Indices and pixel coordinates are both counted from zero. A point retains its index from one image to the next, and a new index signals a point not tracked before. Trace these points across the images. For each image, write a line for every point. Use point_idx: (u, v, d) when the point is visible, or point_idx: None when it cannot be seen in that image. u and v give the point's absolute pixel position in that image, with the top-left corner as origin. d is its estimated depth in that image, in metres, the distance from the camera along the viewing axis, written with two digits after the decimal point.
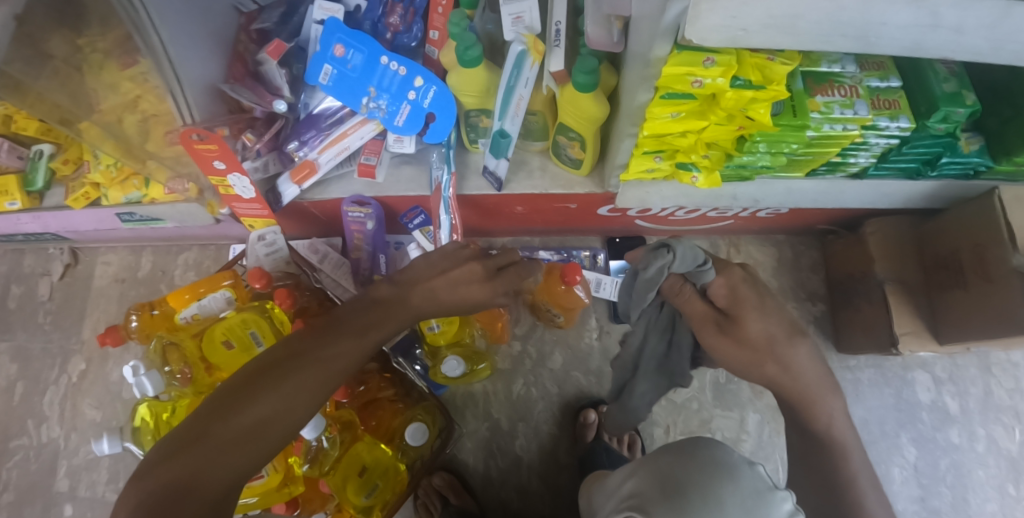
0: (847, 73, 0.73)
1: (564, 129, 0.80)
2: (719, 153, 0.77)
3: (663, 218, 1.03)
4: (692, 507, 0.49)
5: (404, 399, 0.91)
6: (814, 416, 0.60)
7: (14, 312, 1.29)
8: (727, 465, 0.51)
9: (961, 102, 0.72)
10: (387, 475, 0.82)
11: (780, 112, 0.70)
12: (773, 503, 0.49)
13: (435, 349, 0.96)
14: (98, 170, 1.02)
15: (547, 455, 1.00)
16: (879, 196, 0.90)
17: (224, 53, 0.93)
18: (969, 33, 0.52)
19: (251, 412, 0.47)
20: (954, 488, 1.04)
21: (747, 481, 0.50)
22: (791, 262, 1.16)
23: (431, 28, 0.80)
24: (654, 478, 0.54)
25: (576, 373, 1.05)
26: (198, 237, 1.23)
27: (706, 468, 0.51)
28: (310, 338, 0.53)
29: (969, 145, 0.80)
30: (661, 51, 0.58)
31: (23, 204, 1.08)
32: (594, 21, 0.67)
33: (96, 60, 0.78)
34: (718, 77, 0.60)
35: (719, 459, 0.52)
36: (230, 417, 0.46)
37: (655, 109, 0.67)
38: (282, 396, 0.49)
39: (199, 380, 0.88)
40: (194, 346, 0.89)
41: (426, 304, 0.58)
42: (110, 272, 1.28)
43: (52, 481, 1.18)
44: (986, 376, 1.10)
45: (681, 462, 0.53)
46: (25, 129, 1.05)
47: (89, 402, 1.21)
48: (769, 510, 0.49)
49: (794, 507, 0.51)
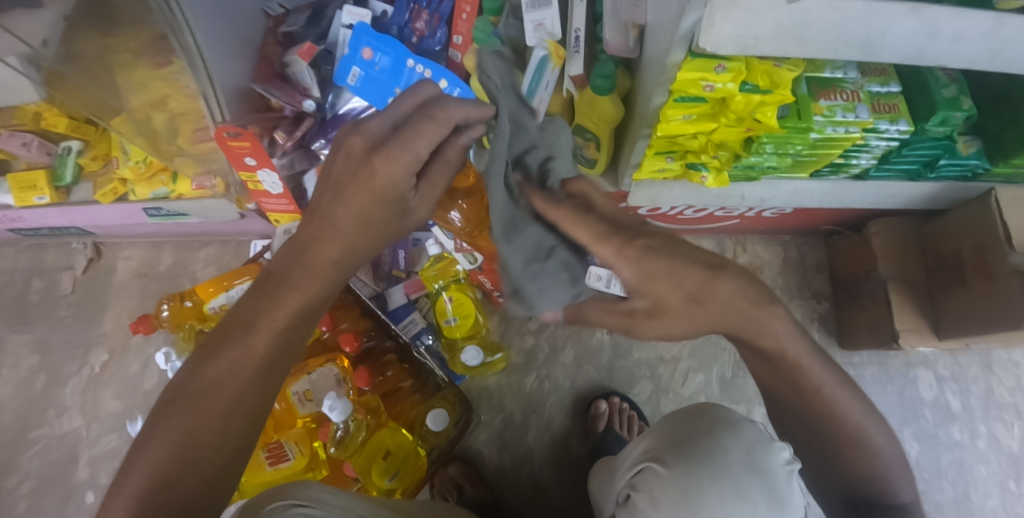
0: (850, 79, 0.77)
1: (581, 130, 0.84)
2: (728, 153, 0.81)
3: (672, 217, 1.08)
4: (700, 447, 0.60)
5: (421, 391, 0.95)
6: None
7: (35, 304, 1.32)
8: (731, 421, 0.62)
9: (959, 106, 0.75)
10: (408, 462, 0.85)
11: (786, 115, 0.74)
12: (773, 451, 0.59)
13: (452, 340, 1.02)
14: (127, 166, 1.05)
15: (559, 447, 1.04)
16: (881, 197, 0.94)
17: (252, 55, 0.97)
18: (965, 42, 0.57)
19: (144, 474, 0.40)
20: (955, 483, 1.08)
21: (748, 434, 0.60)
22: (796, 261, 1.19)
23: (455, 33, 0.84)
24: (669, 432, 0.64)
25: (587, 366, 1.08)
26: (219, 232, 1.27)
27: (710, 424, 0.62)
28: (195, 369, 0.45)
29: (967, 148, 0.84)
30: (676, 57, 0.62)
31: (51, 199, 1.11)
32: (612, 27, 0.72)
33: (129, 59, 0.79)
34: (728, 82, 0.64)
35: (721, 417, 0.63)
36: (126, 492, 0.40)
37: (669, 111, 0.71)
38: (178, 443, 0.42)
39: None
40: None
41: (333, 248, 0.48)
42: (131, 266, 1.31)
43: (73, 470, 1.21)
44: (987, 374, 1.13)
45: (687, 421, 0.64)
46: (55, 126, 1.05)
47: (110, 393, 1.24)
48: (768, 456, 0.59)
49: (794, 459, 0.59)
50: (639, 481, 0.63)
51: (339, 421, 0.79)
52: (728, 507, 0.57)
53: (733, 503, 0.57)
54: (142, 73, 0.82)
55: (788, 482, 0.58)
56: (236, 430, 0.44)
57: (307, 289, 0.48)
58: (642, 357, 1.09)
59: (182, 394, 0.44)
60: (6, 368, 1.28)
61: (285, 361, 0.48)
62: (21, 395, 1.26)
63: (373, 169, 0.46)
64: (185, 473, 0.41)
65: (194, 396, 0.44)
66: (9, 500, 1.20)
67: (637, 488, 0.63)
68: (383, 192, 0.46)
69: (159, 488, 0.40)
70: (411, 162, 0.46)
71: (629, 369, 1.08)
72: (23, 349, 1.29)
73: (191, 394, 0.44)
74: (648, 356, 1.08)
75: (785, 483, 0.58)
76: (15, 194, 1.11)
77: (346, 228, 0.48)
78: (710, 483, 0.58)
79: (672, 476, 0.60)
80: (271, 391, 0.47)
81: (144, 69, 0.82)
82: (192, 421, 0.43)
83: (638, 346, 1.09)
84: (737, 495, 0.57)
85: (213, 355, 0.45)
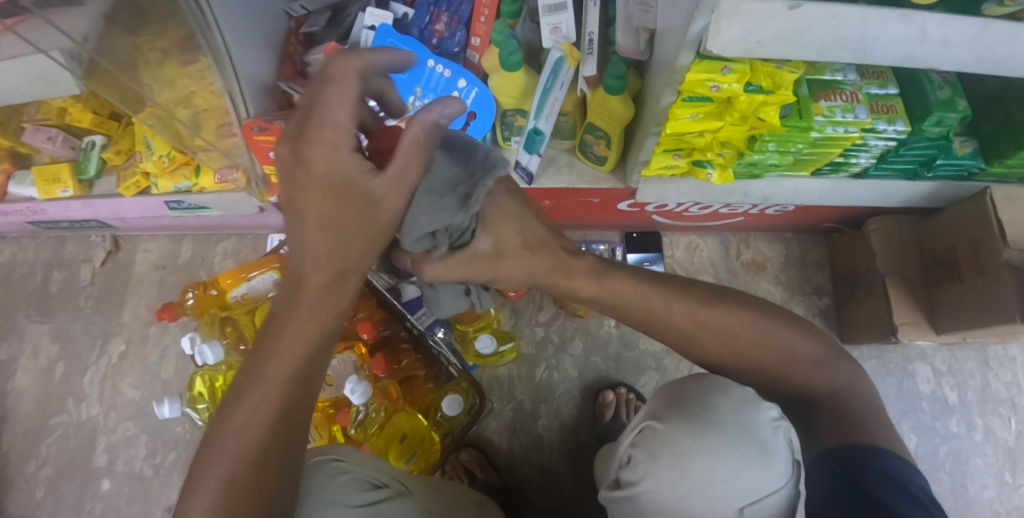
0: (848, 81, 0.81)
1: (592, 128, 0.88)
2: (732, 151, 0.85)
3: (678, 214, 1.13)
4: (693, 412, 0.62)
5: (434, 380, 1.00)
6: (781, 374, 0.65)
7: (56, 295, 1.36)
8: (722, 384, 0.64)
9: (954, 107, 0.79)
10: (423, 444, 0.91)
11: (788, 115, 0.77)
12: (762, 409, 0.61)
13: (464, 333, 1.06)
14: (151, 161, 1.09)
15: (568, 434, 1.07)
16: (880, 195, 0.98)
17: (276, 54, 1.01)
18: (953, 46, 0.61)
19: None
20: (953, 475, 1.11)
21: (737, 394, 0.62)
22: (798, 258, 1.23)
23: (473, 35, 0.88)
24: (663, 400, 0.66)
25: (595, 358, 1.12)
26: (238, 226, 1.31)
27: (702, 384, 0.65)
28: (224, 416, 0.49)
29: (962, 148, 0.88)
30: (685, 59, 0.65)
31: (74, 191, 1.15)
32: (624, 31, 0.76)
33: (156, 57, 0.83)
34: (734, 83, 0.68)
35: (712, 378, 0.65)
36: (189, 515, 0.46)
37: (678, 110, 0.74)
38: (223, 488, 0.46)
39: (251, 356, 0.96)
40: (247, 322, 0.98)
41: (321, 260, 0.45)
42: (150, 259, 1.35)
43: (91, 457, 1.23)
44: (983, 368, 1.17)
45: (682, 383, 0.67)
46: (80, 121, 1.08)
47: (129, 381, 1.27)
48: (758, 413, 0.61)
49: (780, 415, 0.62)
50: (638, 440, 0.65)
51: (359, 404, 0.83)
52: (720, 457, 0.58)
53: (725, 454, 0.58)
54: (170, 70, 0.86)
55: (776, 435, 0.59)
56: (276, 452, 0.49)
57: (307, 308, 0.48)
58: (648, 349, 1.12)
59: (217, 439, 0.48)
60: (27, 357, 1.32)
61: (300, 382, 0.50)
62: (40, 384, 1.30)
63: (305, 159, 0.41)
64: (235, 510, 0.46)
65: (226, 434, 0.48)
66: (28, 486, 1.23)
67: (637, 446, 0.65)
68: (334, 182, 0.42)
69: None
70: (337, 135, 0.40)
71: (635, 360, 1.12)
72: (43, 339, 1.33)
73: (221, 440, 0.48)
74: (654, 348, 1.12)
75: (774, 436, 0.59)
76: (39, 187, 1.14)
77: (315, 228, 0.44)
78: (703, 435, 0.60)
79: (668, 430, 0.62)
80: (291, 417, 0.50)
81: (173, 66, 0.86)
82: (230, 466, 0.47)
83: (644, 339, 1.13)
84: (728, 445, 0.59)
85: (235, 403, 0.49)
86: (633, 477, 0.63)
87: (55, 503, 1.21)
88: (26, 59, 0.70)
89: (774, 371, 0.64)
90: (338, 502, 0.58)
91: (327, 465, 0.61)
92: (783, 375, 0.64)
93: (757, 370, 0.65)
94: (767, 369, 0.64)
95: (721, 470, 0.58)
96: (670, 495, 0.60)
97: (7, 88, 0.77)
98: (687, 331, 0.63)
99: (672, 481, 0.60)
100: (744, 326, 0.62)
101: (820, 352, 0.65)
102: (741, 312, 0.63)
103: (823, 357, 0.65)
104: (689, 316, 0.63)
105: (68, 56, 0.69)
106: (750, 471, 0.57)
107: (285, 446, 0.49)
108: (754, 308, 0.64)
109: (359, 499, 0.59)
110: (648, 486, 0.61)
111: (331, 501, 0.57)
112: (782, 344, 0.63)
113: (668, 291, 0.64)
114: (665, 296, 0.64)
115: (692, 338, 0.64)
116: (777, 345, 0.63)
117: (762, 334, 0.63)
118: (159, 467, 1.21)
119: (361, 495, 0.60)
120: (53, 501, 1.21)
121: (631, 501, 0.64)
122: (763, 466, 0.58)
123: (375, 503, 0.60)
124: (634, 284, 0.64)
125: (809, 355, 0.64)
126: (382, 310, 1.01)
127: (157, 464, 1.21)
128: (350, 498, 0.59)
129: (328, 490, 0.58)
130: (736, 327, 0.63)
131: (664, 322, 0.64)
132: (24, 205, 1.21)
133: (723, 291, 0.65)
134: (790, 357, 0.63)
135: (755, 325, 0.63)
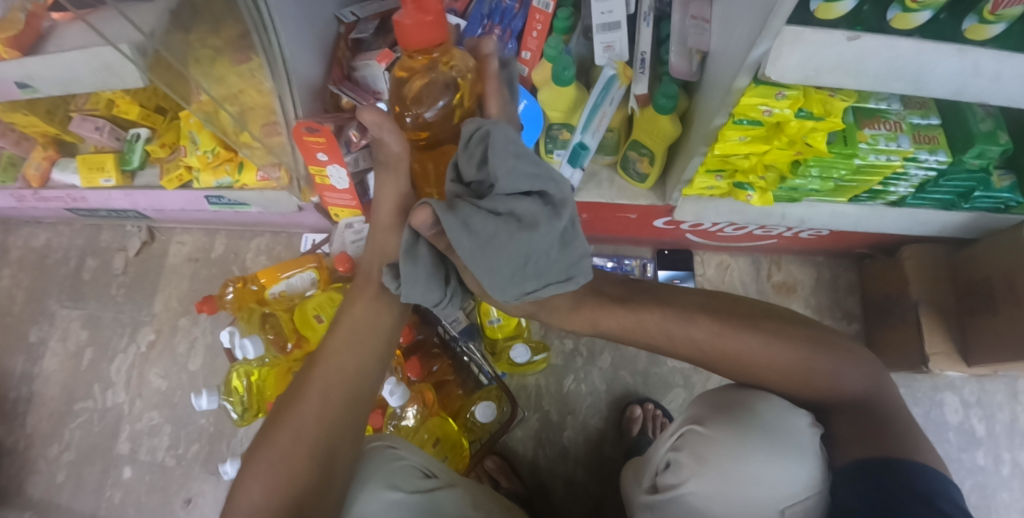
0: (892, 110, 0.82)
1: (637, 145, 0.93)
2: (776, 175, 0.86)
3: (712, 234, 1.14)
4: (737, 416, 0.64)
5: (462, 386, 1.00)
6: (804, 383, 0.63)
7: (89, 283, 1.39)
8: (761, 391, 0.66)
9: (995, 140, 0.79)
10: (455, 450, 0.94)
11: (834, 141, 0.79)
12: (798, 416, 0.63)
13: (494, 342, 1.08)
14: (196, 155, 1.11)
15: (593, 448, 1.07)
16: (915, 223, 0.98)
17: (325, 58, 1.03)
18: (1004, 81, 0.62)
19: (259, 482, 0.54)
20: (979, 508, 1.10)
21: (775, 400, 0.64)
22: (829, 282, 1.24)
23: (524, 49, 0.91)
24: (700, 408, 0.68)
25: (623, 372, 1.12)
26: (273, 224, 1.33)
27: (744, 390, 0.67)
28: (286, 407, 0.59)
29: (1001, 182, 0.88)
30: (742, 83, 0.67)
31: (116, 181, 1.18)
32: (677, 53, 0.79)
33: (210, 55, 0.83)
34: (786, 108, 0.69)
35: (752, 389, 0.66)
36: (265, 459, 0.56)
37: (728, 132, 0.76)
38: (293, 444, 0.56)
39: (289, 354, 1.00)
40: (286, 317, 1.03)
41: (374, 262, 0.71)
42: (184, 251, 1.38)
43: (113, 444, 1.24)
44: (1012, 402, 1.16)
45: (725, 391, 0.69)
46: (126, 113, 1.11)
47: (155, 371, 1.28)
48: (797, 420, 0.62)
49: (816, 424, 0.64)
50: (680, 443, 0.66)
51: (395, 406, 0.85)
52: (763, 453, 0.59)
53: (772, 452, 0.59)
54: (224, 67, 0.87)
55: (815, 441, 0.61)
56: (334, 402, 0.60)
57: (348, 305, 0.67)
58: (676, 366, 1.12)
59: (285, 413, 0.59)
60: (56, 341, 1.35)
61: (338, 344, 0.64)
62: (67, 369, 1.32)
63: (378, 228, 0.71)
64: (292, 468, 0.54)
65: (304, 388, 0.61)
66: (49, 469, 1.24)
67: (679, 449, 0.65)
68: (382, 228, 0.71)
69: (290, 480, 0.54)
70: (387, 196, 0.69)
71: (663, 377, 1.12)
72: (73, 324, 1.35)
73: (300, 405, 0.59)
74: (681, 365, 1.12)
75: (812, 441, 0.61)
76: (83, 175, 1.17)
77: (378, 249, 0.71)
78: (747, 434, 0.61)
79: (711, 431, 0.63)
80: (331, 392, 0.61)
81: (225, 63, 0.86)
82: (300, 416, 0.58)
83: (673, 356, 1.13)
84: (772, 444, 0.60)
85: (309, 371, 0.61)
86: (676, 480, 0.64)
87: (75, 488, 1.22)
88: (94, 49, 0.72)
89: (799, 382, 0.63)
90: (398, 486, 0.60)
91: (383, 450, 0.65)
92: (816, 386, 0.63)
93: (780, 383, 0.65)
94: (792, 383, 0.64)
95: (767, 471, 0.58)
96: (715, 496, 0.60)
97: (69, 79, 0.79)
98: (697, 352, 0.67)
99: (716, 479, 0.60)
100: (751, 352, 0.63)
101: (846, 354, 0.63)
102: (747, 333, 0.64)
103: (841, 364, 0.62)
104: (695, 343, 0.66)
105: (136, 49, 0.69)
106: (800, 466, 0.59)
107: (348, 414, 0.60)
108: (748, 316, 0.66)
109: (414, 485, 0.61)
110: (693, 488, 0.62)
111: (388, 484, 0.60)
112: (792, 360, 0.62)
113: (684, 319, 0.67)
114: (674, 325, 0.67)
115: (708, 359, 0.67)
116: (798, 363, 0.62)
117: (778, 356, 0.62)
118: (181, 458, 1.21)
119: (416, 482, 0.62)
120: (73, 485, 1.23)
121: (673, 503, 0.64)
122: (807, 470, 0.59)
123: (429, 490, 0.62)
124: (633, 315, 0.69)
125: (825, 370, 0.62)
126: (417, 314, 1.01)
127: (179, 454, 1.22)
128: (406, 482, 0.61)
129: (388, 475, 0.61)
130: (741, 347, 0.64)
131: (671, 346, 0.69)
132: (66, 192, 1.23)
133: (726, 309, 0.67)
134: (804, 373, 0.62)
135: (763, 346, 0.63)
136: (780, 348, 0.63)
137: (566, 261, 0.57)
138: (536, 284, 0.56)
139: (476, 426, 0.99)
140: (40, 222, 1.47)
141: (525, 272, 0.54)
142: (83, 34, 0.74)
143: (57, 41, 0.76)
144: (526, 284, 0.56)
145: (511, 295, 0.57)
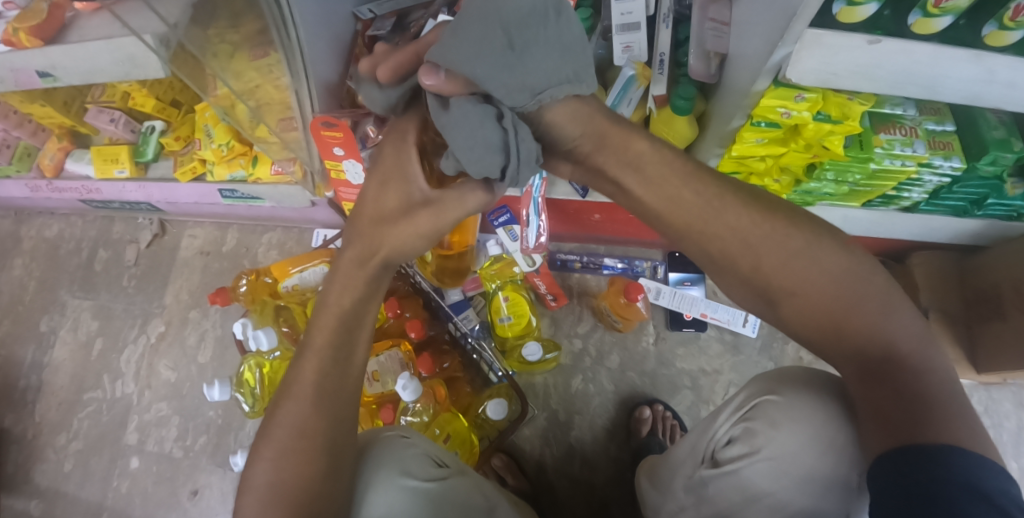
0: (908, 116, 0.81)
1: None
2: (790, 178, 0.89)
3: None
4: (809, 386, 0.58)
5: (471, 384, 1.03)
6: (836, 323, 0.50)
7: (100, 274, 1.40)
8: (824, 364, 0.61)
9: (1010, 147, 0.78)
10: (464, 445, 0.94)
11: (850, 145, 0.78)
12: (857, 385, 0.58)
13: (504, 340, 1.09)
14: (211, 148, 1.13)
15: (601, 446, 1.08)
16: (927, 229, 0.99)
17: (341, 55, 1.03)
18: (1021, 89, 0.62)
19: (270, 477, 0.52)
20: None
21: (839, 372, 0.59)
22: None
23: None
24: (768, 377, 0.62)
25: (631, 372, 1.12)
26: (285, 219, 1.33)
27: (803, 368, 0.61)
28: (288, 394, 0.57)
29: (1014, 190, 0.87)
30: (761, 85, 0.67)
31: (130, 172, 1.18)
32: (695, 55, 0.78)
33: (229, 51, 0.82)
34: (804, 111, 0.70)
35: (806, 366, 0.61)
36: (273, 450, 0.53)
37: (745, 133, 0.77)
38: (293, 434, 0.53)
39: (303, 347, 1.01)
40: (298, 309, 1.04)
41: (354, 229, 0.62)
42: (196, 244, 1.39)
43: (121, 434, 1.25)
44: (1020, 410, 1.16)
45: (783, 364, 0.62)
46: (142, 106, 1.11)
47: (165, 363, 1.29)
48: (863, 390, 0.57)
49: None
50: (753, 413, 0.60)
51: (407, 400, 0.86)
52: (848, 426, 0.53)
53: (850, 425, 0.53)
54: (240, 62, 0.85)
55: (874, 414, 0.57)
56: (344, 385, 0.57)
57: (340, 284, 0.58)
58: (685, 368, 1.13)
59: (287, 403, 0.55)
60: (66, 331, 1.35)
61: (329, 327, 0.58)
62: (77, 358, 1.32)
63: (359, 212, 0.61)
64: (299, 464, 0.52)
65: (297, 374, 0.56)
66: (57, 457, 1.25)
67: (750, 419, 0.59)
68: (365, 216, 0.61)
69: (305, 462, 0.52)
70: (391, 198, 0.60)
71: (671, 379, 1.12)
72: (84, 315, 1.36)
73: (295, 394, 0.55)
74: (690, 367, 1.13)
75: None
76: (98, 166, 1.18)
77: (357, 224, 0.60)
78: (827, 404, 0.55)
79: (789, 402, 0.57)
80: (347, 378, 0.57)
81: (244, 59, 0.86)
82: (294, 413, 0.54)
83: (681, 358, 1.14)
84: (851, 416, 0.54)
85: None
86: (745, 449, 0.58)
87: (82, 477, 1.23)
88: (116, 40, 0.73)
89: (831, 319, 0.50)
90: (412, 473, 0.60)
91: (397, 439, 0.64)
92: (841, 327, 0.50)
93: (812, 318, 0.51)
94: (818, 322, 0.51)
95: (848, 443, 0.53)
96: (793, 467, 0.54)
97: (90, 70, 0.80)
98: (721, 244, 0.53)
99: (795, 454, 0.54)
100: (784, 256, 0.51)
101: (895, 304, 0.50)
102: (791, 236, 0.52)
103: (889, 311, 0.50)
104: (718, 239, 0.53)
105: (159, 40, 0.70)
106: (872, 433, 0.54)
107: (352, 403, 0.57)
108: (793, 218, 0.53)
109: (427, 473, 0.62)
110: (769, 455, 0.56)
111: (402, 470, 0.60)
112: (833, 286, 0.50)
113: (719, 203, 0.53)
114: (702, 216, 0.54)
115: (739, 252, 0.53)
116: (842, 291, 0.50)
117: (823, 271, 0.50)
118: (189, 450, 1.22)
119: (429, 469, 0.62)
120: (80, 474, 1.23)
121: (733, 477, 0.58)
122: None
123: (440, 479, 0.62)
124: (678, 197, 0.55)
125: (865, 317, 0.49)
126: (427, 310, 1.04)
127: (187, 446, 1.22)
128: (419, 470, 0.61)
129: (402, 461, 0.61)
130: (779, 245, 0.51)
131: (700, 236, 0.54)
132: (80, 183, 1.24)
133: (789, 207, 0.54)
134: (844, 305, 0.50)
135: (807, 250, 0.51)
136: (826, 261, 0.51)
137: (571, 57, 0.52)
138: (546, 83, 0.50)
139: (485, 423, 1.01)
140: (53, 213, 1.48)
141: (528, 65, 0.49)
142: (106, 25, 0.76)
143: (79, 32, 0.77)
144: (536, 83, 0.50)
145: (528, 100, 0.50)
